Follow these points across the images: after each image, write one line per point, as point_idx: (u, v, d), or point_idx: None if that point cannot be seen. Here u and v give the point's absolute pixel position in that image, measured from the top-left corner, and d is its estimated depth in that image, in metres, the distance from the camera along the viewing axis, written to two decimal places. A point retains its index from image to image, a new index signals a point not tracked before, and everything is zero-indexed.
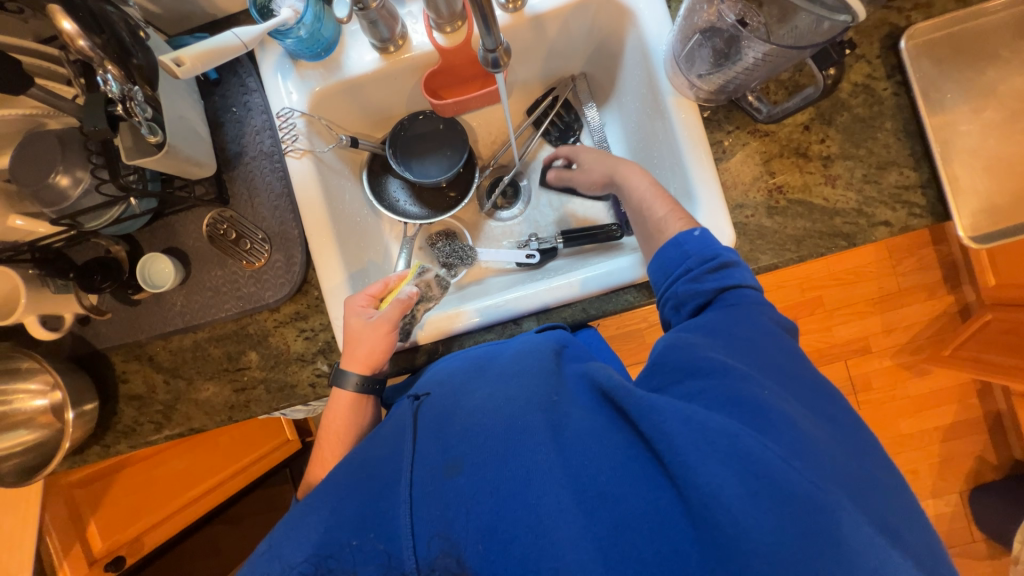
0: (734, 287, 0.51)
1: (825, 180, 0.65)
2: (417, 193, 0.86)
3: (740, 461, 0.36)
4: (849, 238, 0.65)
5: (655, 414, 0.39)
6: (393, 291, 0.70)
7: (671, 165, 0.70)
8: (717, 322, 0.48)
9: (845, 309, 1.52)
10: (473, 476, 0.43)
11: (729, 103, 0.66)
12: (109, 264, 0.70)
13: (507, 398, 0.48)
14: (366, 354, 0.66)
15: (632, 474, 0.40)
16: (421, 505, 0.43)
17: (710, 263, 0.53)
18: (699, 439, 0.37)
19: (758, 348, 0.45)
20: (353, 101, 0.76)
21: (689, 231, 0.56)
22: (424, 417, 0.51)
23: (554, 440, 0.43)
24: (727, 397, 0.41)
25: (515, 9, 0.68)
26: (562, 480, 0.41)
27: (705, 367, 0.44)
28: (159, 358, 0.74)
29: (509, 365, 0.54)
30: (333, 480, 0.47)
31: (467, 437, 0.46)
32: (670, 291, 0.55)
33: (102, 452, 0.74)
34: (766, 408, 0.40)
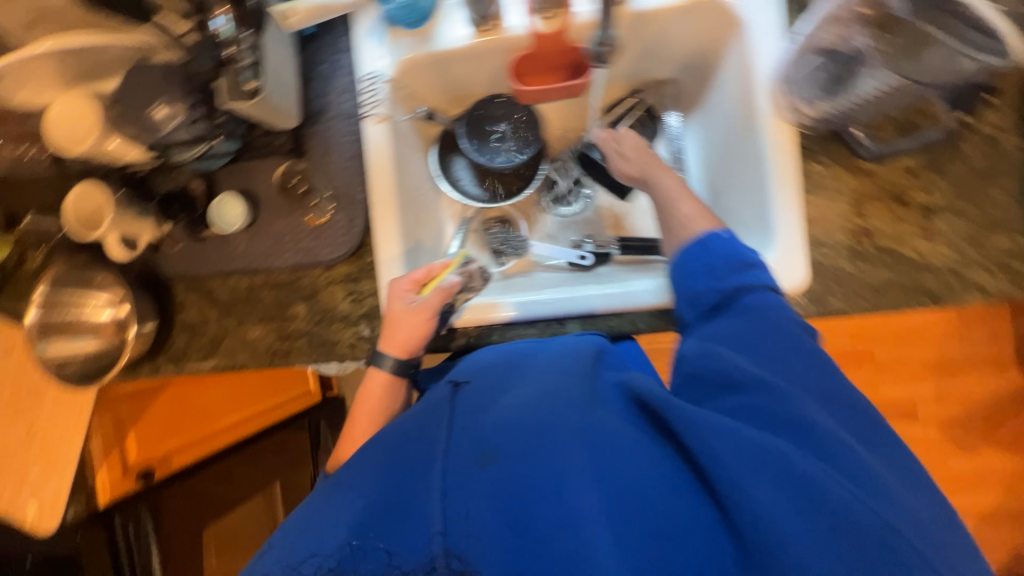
0: (753, 287, 0.52)
1: (921, 233, 0.60)
2: (481, 175, 0.85)
3: (789, 484, 0.36)
4: (936, 297, 0.60)
5: (699, 430, 0.39)
6: (436, 278, 0.70)
7: (752, 189, 0.66)
8: (745, 335, 0.48)
9: (899, 369, 1.41)
10: (509, 470, 0.42)
11: (829, 134, 0.62)
12: (186, 197, 0.74)
13: (544, 394, 0.47)
14: (403, 338, 0.68)
15: (674, 491, 0.39)
16: (452, 496, 0.41)
17: (733, 264, 0.53)
18: (746, 458, 0.37)
19: (792, 362, 0.46)
20: (436, 74, 0.76)
21: (717, 232, 0.56)
22: (458, 403, 0.50)
23: (592, 442, 0.42)
24: (763, 419, 0.41)
25: (619, 2, 0.65)
26: (599, 483, 0.40)
27: (736, 384, 0.44)
28: (216, 294, 0.78)
29: (546, 364, 0.53)
30: (367, 459, 0.48)
31: (503, 428, 0.44)
32: (689, 288, 0.55)
33: (151, 371, 0.79)
34: (807, 428, 0.40)
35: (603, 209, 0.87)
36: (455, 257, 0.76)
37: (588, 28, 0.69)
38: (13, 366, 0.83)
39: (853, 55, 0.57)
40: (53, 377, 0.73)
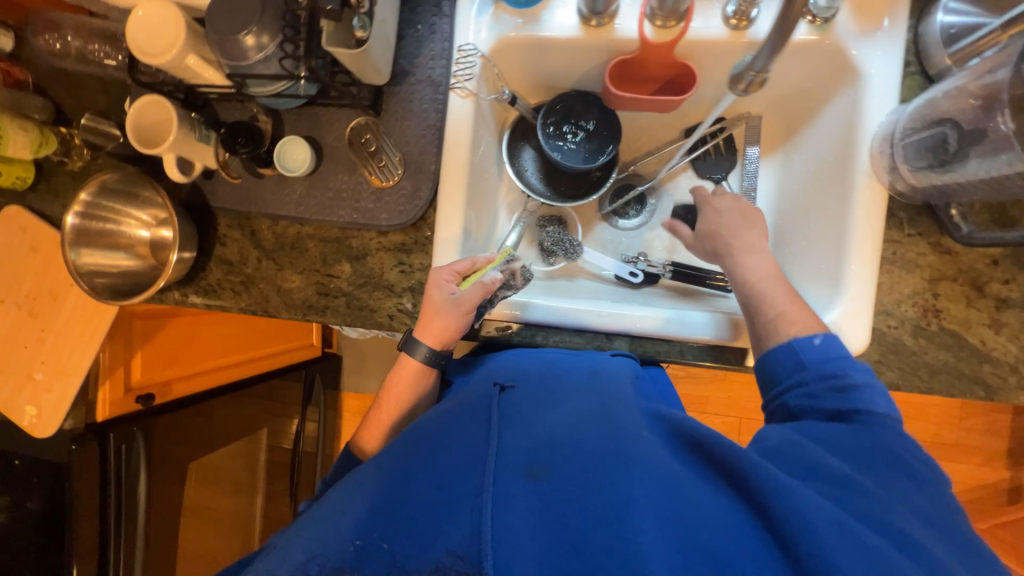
0: (864, 412, 0.49)
1: (989, 324, 0.60)
2: (547, 170, 0.83)
3: (881, 573, 0.35)
4: (989, 390, 0.60)
5: (793, 497, 0.39)
6: (479, 272, 0.68)
7: (827, 245, 0.65)
8: (838, 436, 0.47)
9: None
10: (558, 486, 0.44)
11: (923, 206, 0.60)
12: (253, 132, 0.69)
13: (590, 420, 0.51)
14: (439, 329, 0.66)
15: (744, 548, 0.39)
16: (508, 502, 0.43)
17: (830, 380, 0.52)
18: (841, 537, 0.37)
19: (862, 448, 0.46)
20: (530, 59, 0.73)
21: (809, 338, 0.55)
22: (504, 411, 0.53)
23: (646, 474, 0.44)
24: (852, 507, 0.41)
25: (738, 27, 0.63)
26: (658, 518, 0.41)
27: (820, 468, 0.43)
28: (261, 236, 0.76)
29: (588, 392, 0.57)
30: (415, 450, 0.51)
31: (554, 445, 0.47)
32: (781, 401, 0.54)
33: (178, 300, 0.77)
34: (893, 525, 0.39)
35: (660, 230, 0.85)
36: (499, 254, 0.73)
37: (704, 44, 0.65)
38: (34, 266, 0.81)
39: (976, 128, 0.54)
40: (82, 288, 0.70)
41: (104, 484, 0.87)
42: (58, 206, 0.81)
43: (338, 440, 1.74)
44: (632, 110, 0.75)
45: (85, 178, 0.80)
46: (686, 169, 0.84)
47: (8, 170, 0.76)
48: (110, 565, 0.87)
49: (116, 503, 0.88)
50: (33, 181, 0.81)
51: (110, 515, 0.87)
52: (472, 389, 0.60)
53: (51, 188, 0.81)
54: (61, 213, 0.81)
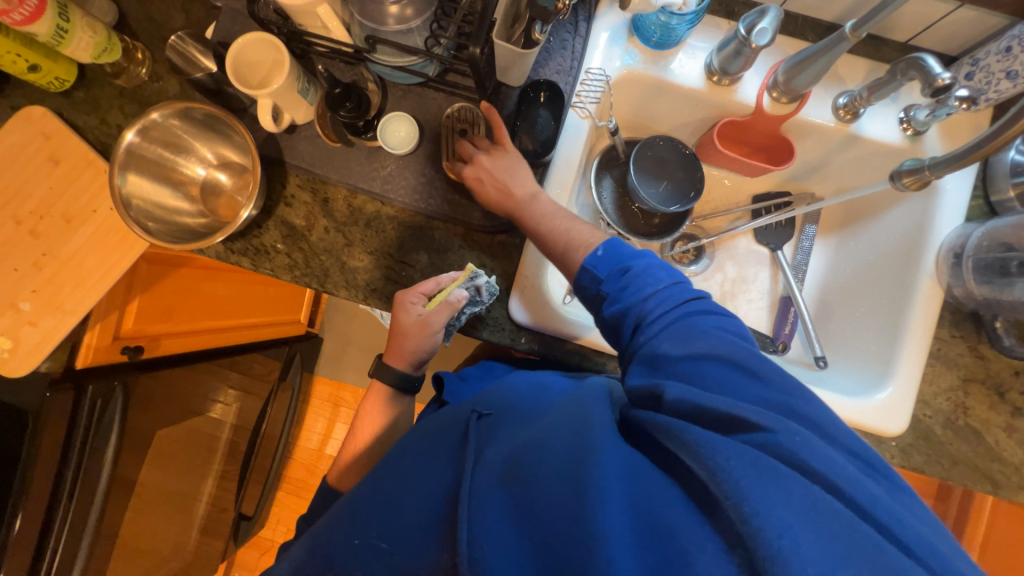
0: (680, 309, 0.52)
1: (1005, 427, 0.67)
2: (621, 204, 0.84)
3: (835, 538, 0.35)
4: (998, 485, 0.66)
5: (718, 453, 0.39)
6: (443, 291, 0.65)
7: (880, 329, 0.72)
8: (681, 349, 0.49)
9: None
10: (529, 491, 0.41)
11: (967, 315, 0.69)
12: (361, 97, 0.66)
13: (564, 422, 0.49)
14: (408, 351, 0.69)
15: (690, 519, 0.39)
16: (474, 508, 0.41)
17: (624, 277, 0.55)
18: (763, 479, 0.37)
19: (751, 383, 0.45)
20: (643, 97, 0.75)
21: (596, 251, 0.58)
22: (483, 431, 0.52)
23: (613, 464, 0.43)
24: (777, 454, 0.39)
25: (844, 118, 0.69)
26: (620, 504, 0.40)
27: (734, 416, 0.42)
28: (334, 206, 0.71)
29: (566, 400, 0.55)
30: (397, 465, 0.51)
31: (526, 449, 0.45)
32: (602, 317, 0.57)
33: (221, 254, 0.70)
34: (817, 465, 0.38)
35: (716, 281, 0.87)
36: (465, 270, 0.67)
37: (810, 126, 0.71)
38: (47, 182, 0.69)
39: None
40: (134, 231, 0.61)
41: (66, 447, 0.74)
42: (94, 121, 0.71)
43: (300, 426, 1.62)
44: (714, 165, 0.82)
45: (135, 95, 0.71)
46: (746, 234, 0.87)
47: (50, 67, 0.66)
48: (52, 541, 0.74)
49: (75, 471, 0.75)
50: (70, 87, 0.71)
51: (64, 486, 0.74)
52: (451, 414, 0.58)
53: (90, 98, 0.71)
54: (97, 129, 0.71)
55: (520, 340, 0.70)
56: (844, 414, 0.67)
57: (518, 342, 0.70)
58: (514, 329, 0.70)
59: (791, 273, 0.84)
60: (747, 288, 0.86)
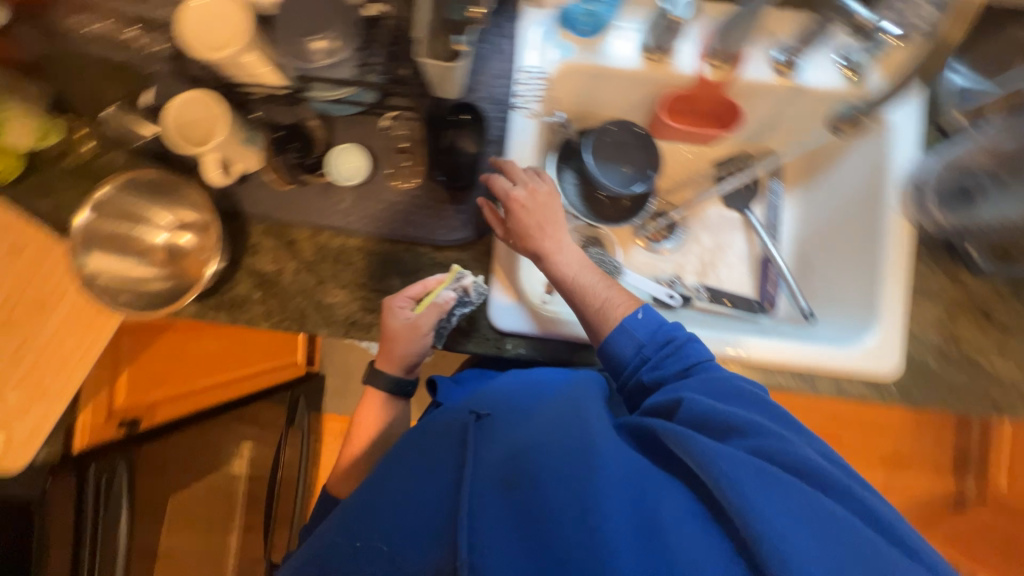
0: (697, 364, 0.59)
1: (998, 349, 0.67)
2: (587, 194, 0.84)
3: (814, 526, 0.41)
4: (999, 407, 0.67)
5: (721, 461, 0.44)
6: (431, 293, 0.66)
7: (856, 273, 0.73)
8: (711, 388, 0.56)
9: (861, 457, 1.59)
10: (531, 494, 0.46)
11: (942, 244, 0.68)
12: (303, 136, 0.68)
13: (562, 423, 0.53)
14: (399, 354, 0.69)
15: (694, 524, 0.44)
16: (479, 517, 0.45)
17: (664, 347, 0.62)
18: (762, 487, 0.43)
19: (763, 415, 0.53)
20: (585, 87, 0.76)
21: (635, 313, 0.63)
22: (482, 434, 0.54)
23: (617, 469, 0.47)
24: (769, 458, 0.47)
25: (784, 74, 0.70)
26: (625, 509, 0.44)
27: (736, 426, 0.50)
28: (300, 247, 0.71)
29: (559, 397, 0.58)
30: (391, 475, 0.53)
31: (527, 455, 0.49)
32: (635, 377, 0.62)
33: (195, 314, 0.70)
34: (804, 466, 0.46)
35: (693, 253, 0.88)
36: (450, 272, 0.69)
37: (753, 86, 0.71)
38: (12, 273, 0.69)
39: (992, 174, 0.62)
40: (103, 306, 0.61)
41: (77, 517, 0.81)
42: (47, 205, 0.70)
43: (318, 466, 1.62)
44: (670, 140, 0.82)
45: (84, 172, 0.71)
46: (716, 201, 0.88)
47: None
48: None
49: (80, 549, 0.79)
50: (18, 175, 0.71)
51: None
52: (446, 417, 0.58)
53: (40, 183, 0.70)
54: (51, 213, 0.70)
55: (506, 346, 0.70)
56: (830, 361, 0.67)
57: (504, 348, 0.69)
58: (498, 337, 0.69)
59: (765, 232, 0.84)
60: (726, 255, 0.87)
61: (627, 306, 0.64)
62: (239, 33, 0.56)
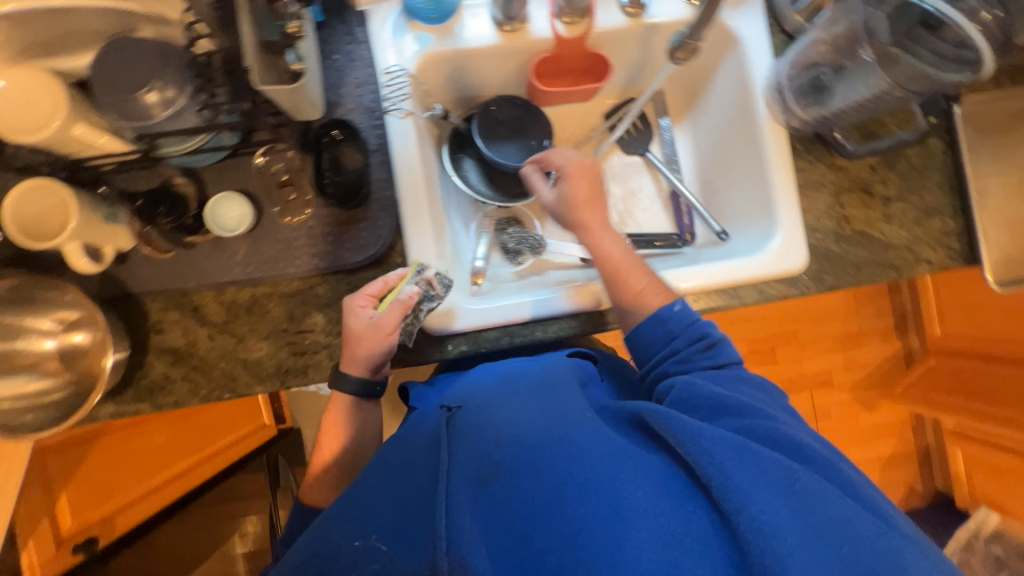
0: (724, 364, 0.61)
1: (884, 218, 0.73)
2: (491, 176, 0.84)
3: (790, 494, 0.43)
4: (898, 270, 0.73)
5: (702, 439, 0.46)
6: (394, 290, 0.64)
7: (750, 186, 0.76)
8: (719, 377, 0.59)
9: (816, 344, 1.75)
10: (507, 485, 0.48)
11: (814, 137, 0.73)
12: (175, 198, 0.63)
13: (541, 416, 0.56)
14: (364, 356, 0.63)
15: (672, 502, 0.45)
16: (458, 508, 0.46)
17: (699, 343, 0.62)
18: (741, 459, 0.45)
19: (752, 394, 0.57)
20: (454, 73, 0.74)
21: (672, 305, 0.64)
22: (457, 430, 0.57)
23: (600, 457, 0.49)
24: (753, 434, 0.50)
25: (635, 15, 0.71)
26: (605, 493, 0.46)
27: (727, 408, 0.53)
28: (206, 310, 0.67)
29: (536, 393, 0.61)
30: (374, 482, 0.55)
31: (505, 448, 0.52)
32: (660, 368, 0.64)
33: (117, 412, 0.65)
34: (781, 439, 0.49)
35: (608, 206, 0.90)
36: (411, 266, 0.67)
37: (610, 33, 0.72)
38: None
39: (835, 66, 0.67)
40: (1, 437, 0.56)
41: None
42: None
43: None
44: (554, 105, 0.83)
45: None
46: (615, 150, 0.89)
47: None
48: None
49: None
50: None
51: None
52: (427, 422, 0.62)
53: None
54: None
55: (447, 348, 0.70)
56: (745, 272, 0.71)
57: (446, 350, 0.70)
58: (438, 341, 0.70)
59: (666, 168, 0.87)
60: (639, 200, 0.89)
61: (663, 300, 0.66)
62: (51, 107, 0.51)
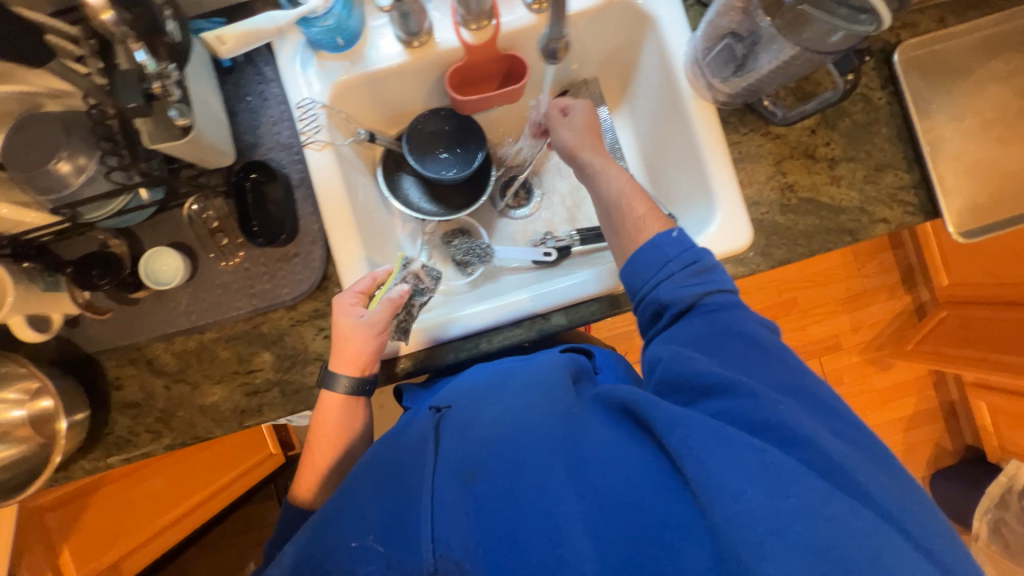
0: (716, 291, 0.58)
1: (830, 181, 0.70)
2: (432, 190, 0.84)
3: (770, 482, 0.42)
4: (853, 234, 0.70)
5: (680, 429, 0.45)
6: (382, 287, 0.67)
7: (688, 167, 0.73)
8: (710, 334, 0.55)
9: (819, 308, 1.68)
10: (490, 487, 0.48)
11: (744, 107, 0.70)
12: (110, 260, 0.64)
13: (528, 412, 0.54)
14: (353, 355, 0.64)
15: (650, 495, 0.45)
16: (441, 511, 0.46)
17: (693, 266, 0.58)
18: (720, 449, 0.44)
19: (750, 360, 0.53)
20: (372, 96, 0.74)
21: (667, 233, 0.61)
22: (444, 429, 0.55)
23: (585, 454, 0.49)
24: (741, 416, 0.48)
25: (541, 10, 0.70)
26: (584, 492, 0.46)
27: (716, 385, 0.50)
28: (160, 361, 0.69)
29: (524, 384, 0.59)
30: (366, 481, 0.54)
31: (490, 448, 0.50)
32: (652, 294, 0.59)
33: (90, 467, 0.68)
34: (771, 420, 0.47)
35: (558, 203, 0.89)
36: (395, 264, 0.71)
37: (518, 32, 0.71)
38: None
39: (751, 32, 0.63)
40: None
41: None
42: None
43: None
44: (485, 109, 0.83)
45: None
46: None
47: None
48: None
49: None
50: None
51: None
52: (418, 418, 0.61)
53: None
54: None
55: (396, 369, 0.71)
56: None
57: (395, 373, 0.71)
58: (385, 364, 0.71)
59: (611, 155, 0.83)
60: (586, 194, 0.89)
61: (663, 227, 0.63)
62: None
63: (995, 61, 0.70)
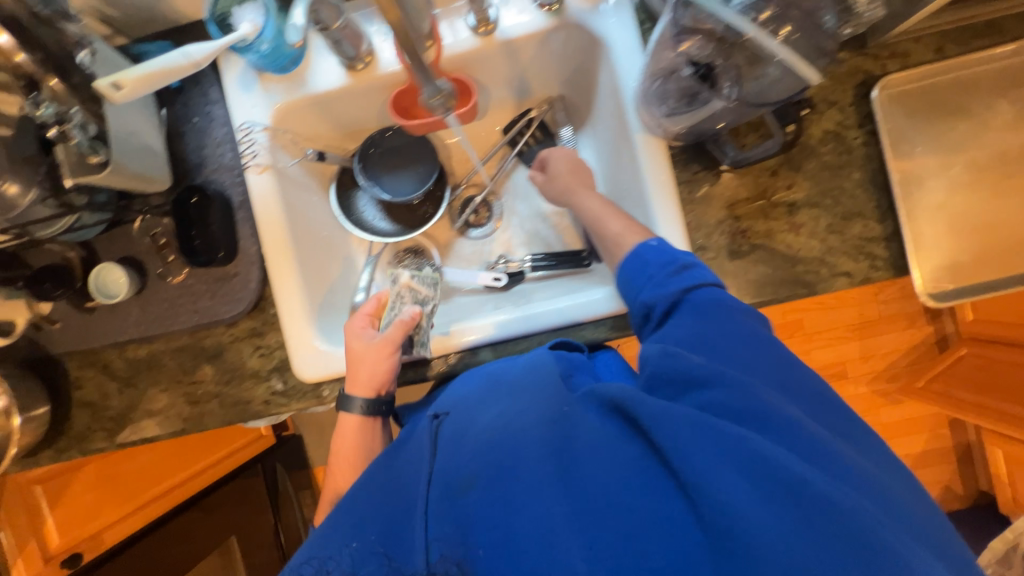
0: (695, 288, 0.53)
1: (788, 228, 0.64)
2: (388, 207, 0.82)
3: (769, 482, 0.36)
4: (810, 287, 0.64)
5: (660, 429, 0.40)
6: (387, 307, 0.70)
7: (637, 204, 0.69)
8: (692, 334, 0.49)
9: (826, 333, 1.57)
10: (481, 494, 0.42)
11: (697, 144, 0.66)
12: (61, 272, 0.70)
13: (518, 412, 0.49)
14: (367, 377, 0.65)
15: (642, 494, 0.39)
16: (433, 522, 0.42)
17: (670, 268, 0.55)
18: (708, 444, 0.38)
19: (739, 350, 0.47)
20: (321, 116, 0.74)
21: (649, 242, 0.58)
22: (439, 432, 0.50)
23: (582, 457, 0.43)
24: (727, 411, 0.42)
25: (486, 33, 0.67)
26: (576, 493, 0.41)
27: (697, 378, 0.44)
28: (114, 366, 0.74)
29: (521, 383, 0.54)
30: (358, 491, 0.50)
31: (481, 451, 0.45)
32: (637, 301, 0.56)
33: (53, 457, 0.75)
34: (765, 416, 0.41)
35: (516, 225, 0.86)
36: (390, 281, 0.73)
37: (461, 57, 0.69)
38: None
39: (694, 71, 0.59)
40: None
41: None
42: None
43: None
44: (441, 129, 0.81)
45: None
46: (519, 165, 0.86)
47: None
48: None
49: None
50: None
51: None
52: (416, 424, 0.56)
53: None
54: None
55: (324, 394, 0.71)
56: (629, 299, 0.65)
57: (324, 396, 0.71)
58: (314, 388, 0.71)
59: None
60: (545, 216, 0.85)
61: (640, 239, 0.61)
62: None
63: (1000, 99, 0.61)
